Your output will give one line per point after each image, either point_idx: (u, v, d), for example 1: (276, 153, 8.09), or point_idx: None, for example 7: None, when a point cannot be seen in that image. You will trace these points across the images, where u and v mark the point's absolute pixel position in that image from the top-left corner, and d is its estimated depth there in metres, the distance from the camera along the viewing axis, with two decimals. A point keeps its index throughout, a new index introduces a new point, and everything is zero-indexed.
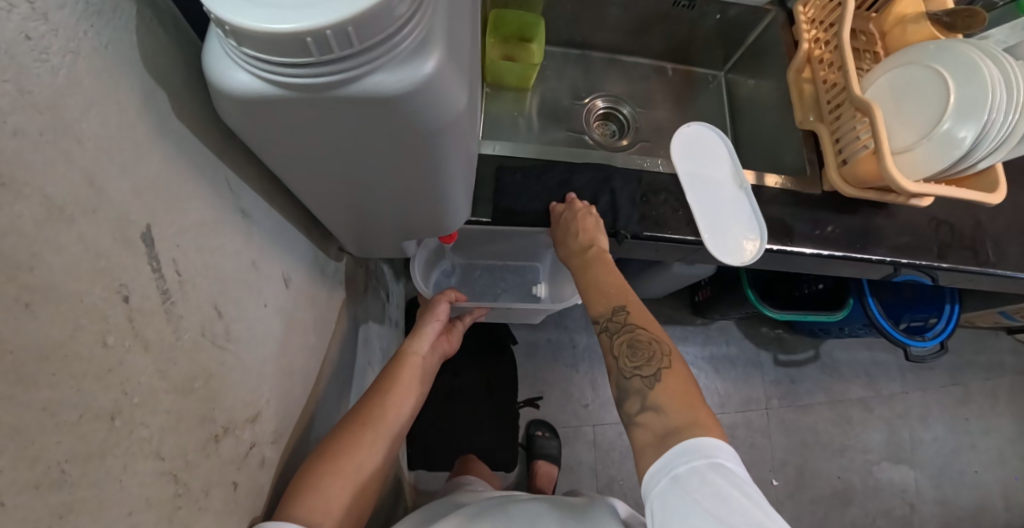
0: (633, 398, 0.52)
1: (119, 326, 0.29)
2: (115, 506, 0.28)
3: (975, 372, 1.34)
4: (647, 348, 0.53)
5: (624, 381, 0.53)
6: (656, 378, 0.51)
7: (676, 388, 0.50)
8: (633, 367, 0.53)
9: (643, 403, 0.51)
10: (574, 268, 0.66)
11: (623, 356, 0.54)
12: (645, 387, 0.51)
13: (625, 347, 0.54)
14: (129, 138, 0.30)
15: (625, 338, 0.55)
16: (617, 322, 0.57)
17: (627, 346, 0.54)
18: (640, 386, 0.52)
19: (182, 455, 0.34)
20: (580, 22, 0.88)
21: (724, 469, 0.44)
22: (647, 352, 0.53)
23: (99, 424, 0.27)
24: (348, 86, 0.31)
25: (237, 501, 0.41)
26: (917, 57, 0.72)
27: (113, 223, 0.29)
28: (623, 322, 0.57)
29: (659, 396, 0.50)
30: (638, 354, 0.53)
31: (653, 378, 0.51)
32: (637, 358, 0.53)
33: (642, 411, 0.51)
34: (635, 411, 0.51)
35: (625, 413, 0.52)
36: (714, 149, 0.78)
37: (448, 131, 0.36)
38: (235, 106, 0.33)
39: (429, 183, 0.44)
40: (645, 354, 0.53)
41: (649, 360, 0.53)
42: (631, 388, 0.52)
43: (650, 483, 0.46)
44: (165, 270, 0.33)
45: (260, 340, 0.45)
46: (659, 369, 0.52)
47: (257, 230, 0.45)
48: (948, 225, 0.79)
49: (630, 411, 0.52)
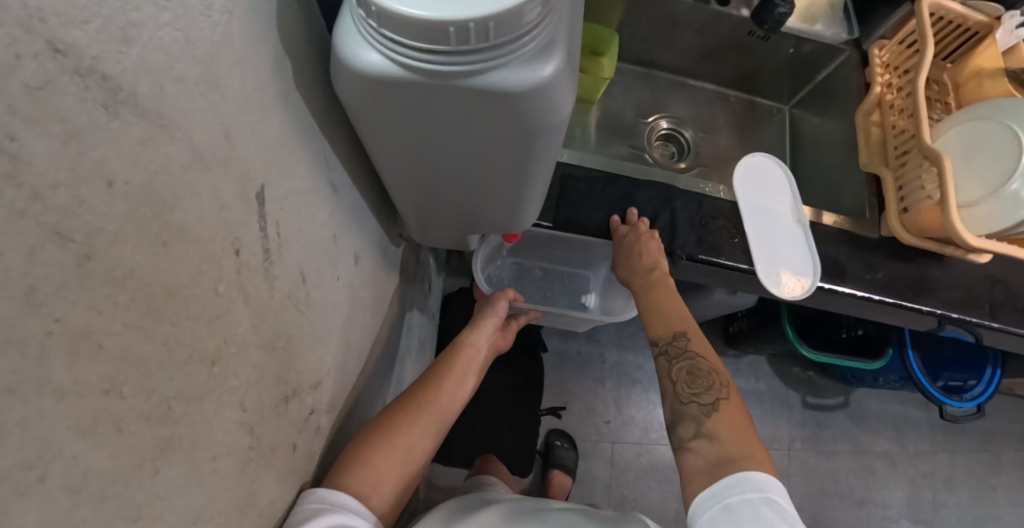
0: (688, 424, 0.54)
1: (230, 277, 0.30)
2: (203, 448, 0.29)
3: (1007, 441, 1.30)
4: (706, 378, 0.56)
5: (680, 405, 0.55)
6: (714, 407, 0.54)
7: (733, 420, 0.53)
8: (691, 393, 0.55)
9: (698, 430, 0.53)
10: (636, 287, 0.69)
11: (682, 382, 0.57)
12: (702, 414, 0.54)
13: (684, 374, 0.57)
14: (259, 100, 0.32)
15: (686, 364, 0.58)
16: (677, 348, 0.59)
17: (687, 372, 0.57)
18: (696, 413, 0.54)
19: (259, 409, 0.35)
20: (654, 42, 0.89)
21: (777, 505, 0.46)
22: (706, 382, 0.56)
23: (202, 367, 0.29)
24: (474, 78, 0.32)
25: (295, 463, 0.42)
26: (992, 113, 0.71)
27: (237, 177, 0.30)
28: (683, 348, 0.59)
29: (717, 426, 0.52)
30: (697, 383, 0.56)
31: (710, 407, 0.54)
32: (696, 385, 0.56)
33: (695, 437, 0.53)
34: (688, 436, 0.53)
35: (678, 436, 0.55)
36: (776, 180, 0.79)
37: (548, 133, 0.37)
38: (355, 82, 0.34)
39: (513, 183, 0.45)
40: (704, 384, 0.56)
41: (708, 388, 0.55)
42: (686, 413, 0.55)
43: (699, 509, 0.48)
44: (269, 230, 0.34)
45: (331, 310, 0.46)
46: (717, 398, 0.54)
47: (341, 205, 0.47)
48: (1004, 285, 0.78)
49: (682, 435, 0.54)
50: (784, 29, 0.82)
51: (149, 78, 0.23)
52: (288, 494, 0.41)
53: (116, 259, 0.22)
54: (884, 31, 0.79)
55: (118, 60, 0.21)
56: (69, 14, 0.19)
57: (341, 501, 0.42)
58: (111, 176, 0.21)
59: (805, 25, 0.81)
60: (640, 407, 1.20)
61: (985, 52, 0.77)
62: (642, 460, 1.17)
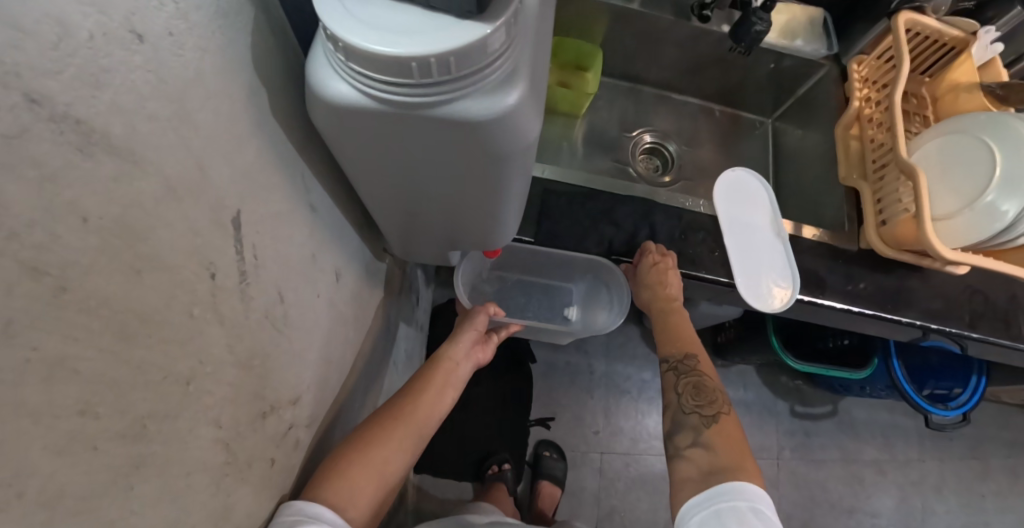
0: (687, 433, 0.63)
1: (204, 299, 0.32)
2: (178, 464, 0.31)
3: (996, 447, 1.31)
4: (710, 394, 0.65)
5: (682, 415, 0.65)
6: (713, 420, 0.63)
7: (729, 434, 0.61)
8: (695, 405, 0.65)
9: (695, 440, 0.62)
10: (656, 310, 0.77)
11: (688, 394, 0.66)
12: (701, 424, 0.63)
13: (691, 387, 0.66)
14: (233, 130, 0.33)
15: (693, 380, 0.67)
16: (686, 365, 0.69)
17: (693, 387, 0.66)
18: (697, 423, 0.63)
19: (235, 426, 0.36)
20: (636, 57, 0.91)
21: (762, 514, 0.53)
22: (709, 398, 0.65)
23: (176, 387, 0.30)
24: (439, 108, 0.34)
25: (273, 477, 0.43)
26: (967, 126, 0.73)
27: (211, 205, 0.32)
28: (693, 367, 0.69)
29: (713, 437, 0.61)
30: (702, 397, 0.65)
31: (710, 419, 0.63)
32: (699, 398, 0.65)
33: (691, 445, 0.62)
34: (685, 445, 0.62)
35: (675, 444, 0.63)
36: (755, 194, 0.80)
37: (517, 156, 0.38)
38: (328, 111, 0.36)
39: (487, 204, 0.47)
40: (707, 398, 0.65)
41: (710, 403, 0.64)
42: (687, 422, 0.64)
43: (691, 511, 0.56)
44: (245, 253, 0.36)
45: (309, 326, 0.48)
46: (717, 413, 0.64)
47: (320, 226, 0.48)
48: (982, 296, 0.79)
49: (680, 443, 0.63)
50: (763, 44, 0.84)
51: (120, 118, 0.25)
52: (265, 508, 0.42)
53: (91, 290, 0.23)
54: (862, 46, 0.81)
55: (91, 104, 0.23)
56: (43, 65, 0.21)
57: (318, 514, 0.44)
58: (85, 212, 0.23)
59: (785, 41, 0.83)
60: (629, 417, 1.21)
61: (961, 66, 0.78)
62: (632, 470, 1.18)
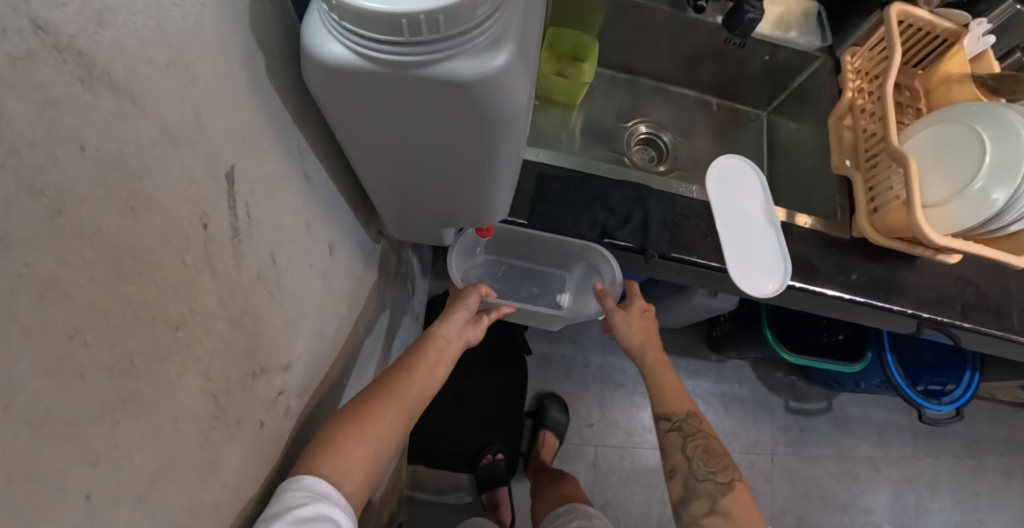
0: (702, 500, 0.66)
1: (197, 248, 0.33)
2: (166, 409, 0.31)
3: (990, 445, 1.31)
4: (720, 459, 0.68)
5: (695, 481, 0.67)
6: (728, 487, 0.66)
7: (744, 501, 0.65)
8: (708, 471, 0.67)
9: (710, 507, 0.65)
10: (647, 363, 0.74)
11: (699, 459, 0.68)
12: (717, 491, 0.66)
13: (702, 451, 0.68)
14: (230, 87, 0.34)
15: (701, 443, 0.69)
16: (692, 428, 0.70)
17: (704, 452, 0.68)
18: (713, 491, 0.66)
19: (225, 381, 0.37)
20: (633, 49, 0.92)
21: None
22: (720, 463, 0.68)
23: (166, 330, 0.30)
24: (428, 68, 0.35)
25: (261, 441, 0.44)
26: (959, 115, 0.73)
27: (206, 156, 0.33)
28: (698, 428, 0.70)
29: (730, 504, 0.64)
30: (714, 462, 0.68)
31: (725, 486, 0.66)
32: (711, 463, 0.68)
33: (708, 513, 0.64)
34: (702, 512, 0.65)
35: (691, 512, 0.66)
36: (748, 183, 0.81)
37: (506, 121, 0.39)
38: (322, 73, 0.37)
39: (478, 175, 0.48)
40: (718, 464, 0.68)
41: (722, 470, 0.67)
42: (703, 489, 0.66)
43: None
44: (238, 210, 0.37)
45: (303, 293, 0.49)
46: (729, 480, 0.67)
47: (315, 195, 0.49)
48: (974, 286, 0.80)
49: (696, 511, 0.65)
50: (758, 36, 0.85)
51: (121, 58, 0.25)
52: (253, 470, 0.43)
53: (86, 217, 0.24)
54: (855, 39, 0.82)
55: (94, 40, 0.24)
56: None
57: (325, 490, 0.45)
58: (83, 141, 0.24)
59: (779, 32, 0.84)
60: (623, 410, 1.22)
61: (953, 59, 0.79)
62: (626, 463, 1.18)
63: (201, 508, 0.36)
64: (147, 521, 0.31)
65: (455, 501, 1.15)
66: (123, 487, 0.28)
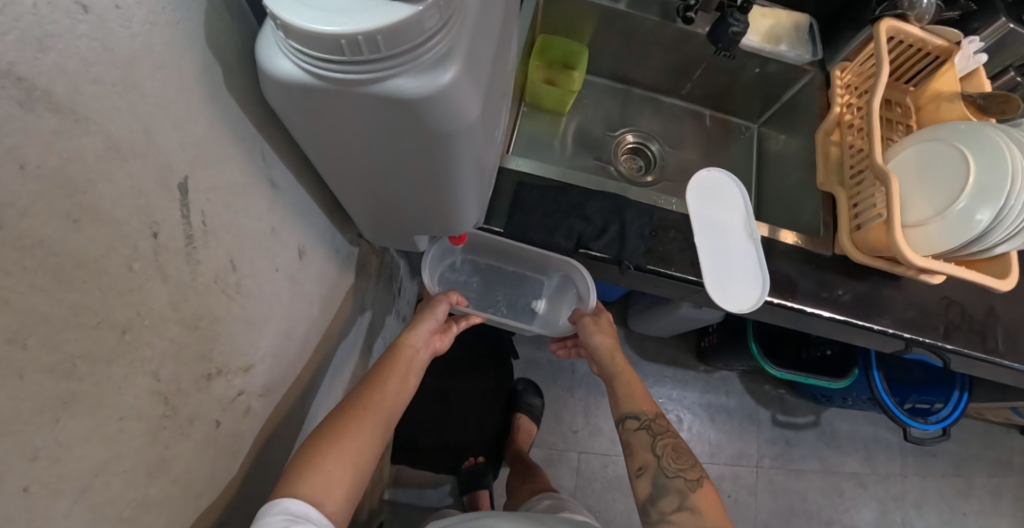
0: (672, 497, 0.64)
1: (146, 255, 0.34)
2: (111, 409, 0.32)
3: (980, 466, 1.29)
4: (689, 457, 0.67)
5: (665, 479, 0.65)
6: (698, 484, 0.64)
7: (711, 500, 0.63)
8: (678, 469, 0.66)
9: (680, 504, 0.63)
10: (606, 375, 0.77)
11: (668, 457, 0.67)
12: (687, 488, 0.64)
13: (671, 449, 0.68)
14: (184, 101, 0.36)
15: (670, 442, 0.68)
16: (661, 426, 0.70)
17: (673, 449, 0.67)
18: (683, 487, 0.64)
19: (176, 382, 0.38)
20: (623, 58, 0.92)
21: None
22: (688, 460, 0.67)
23: (112, 333, 0.32)
24: (376, 85, 0.36)
25: (217, 439, 0.45)
26: (945, 134, 0.72)
27: (156, 167, 0.34)
28: (666, 427, 0.70)
29: (699, 501, 0.63)
30: (684, 460, 0.67)
31: (695, 484, 0.64)
32: (680, 461, 0.67)
33: (677, 509, 0.62)
34: (671, 509, 0.63)
35: (660, 509, 0.64)
36: (730, 195, 0.81)
37: (459, 135, 0.40)
38: (277, 87, 0.38)
39: (440, 186, 0.48)
40: (687, 461, 0.67)
41: (691, 467, 0.66)
42: (673, 486, 0.64)
43: None
44: (193, 218, 0.38)
45: (265, 296, 0.50)
46: (698, 478, 0.65)
47: (282, 202, 0.51)
48: (958, 307, 0.79)
49: (664, 508, 0.63)
50: (747, 48, 0.84)
51: (65, 79, 0.27)
52: (208, 466, 0.44)
53: (26, 230, 0.26)
54: (846, 54, 0.81)
55: (34, 64, 0.25)
56: None
57: (304, 512, 0.47)
58: (23, 159, 0.25)
59: (769, 45, 0.84)
60: (608, 417, 1.22)
61: (943, 77, 0.78)
62: (610, 470, 1.19)
63: (147, 503, 0.37)
64: (89, 514, 0.32)
65: (437, 500, 1.18)
66: (62, 483, 0.30)
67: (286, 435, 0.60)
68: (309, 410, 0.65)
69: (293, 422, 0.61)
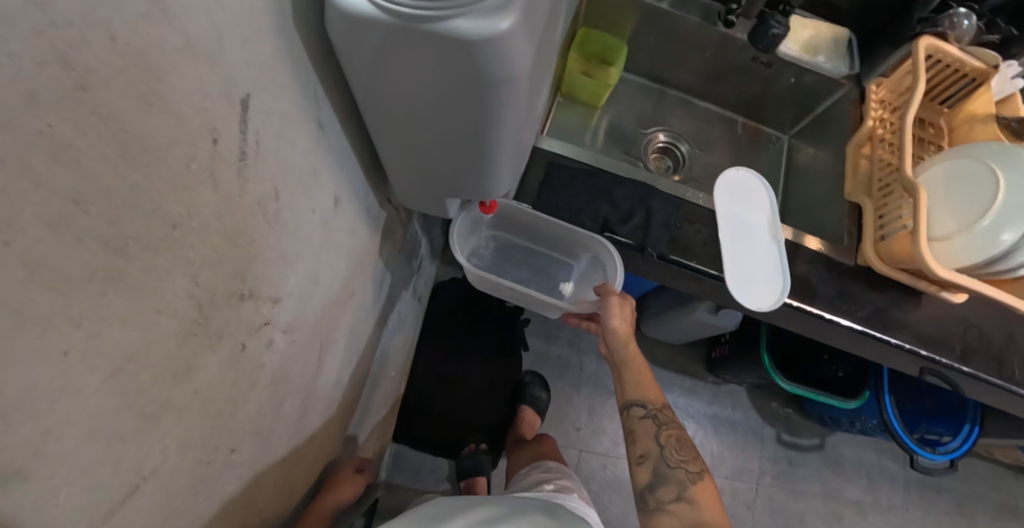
0: (671, 487, 0.64)
1: (203, 159, 0.35)
2: (152, 299, 0.34)
3: (984, 507, 1.27)
4: (692, 450, 0.67)
5: (666, 469, 0.66)
6: (697, 477, 0.65)
7: (708, 492, 0.64)
8: (679, 460, 0.66)
9: (678, 494, 0.64)
10: (616, 362, 0.77)
11: (671, 447, 0.67)
12: (686, 479, 0.65)
13: (674, 441, 0.68)
14: (256, 21, 0.37)
15: (673, 432, 0.69)
16: (666, 416, 0.70)
17: (677, 440, 0.68)
18: (682, 478, 0.65)
19: (211, 293, 0.40)
20: (661, 58, 0.94)
21: None
22: (691, 453, 0.67)
23: (163, 226, 0.33)
24: (437, 24, 0.37)
25: (239, 364, 0.46)
26: (978, 153, 0.73)
27: (223, 78, 0.36)
28: (670, 418, 0.70)
29: (697, 493, 0.64)
30: (686, 452, 0.67)
31: (695, 476, 0.65)
32: (683, 453, 0.67)
33: (675, 500, 0.64)
34: (669, 499, 0.64)
35: (658, 497, 0.65)
36: (757, 197, 0.82)
37: (508, 85, 0.41)
38: (341, 21, 0.40)
39: (480, 142, 0.50)
40: (690, 454, 0.67)
41: (693, 459, 0.66)
42: (673, 476, 0.65)
43: None
44: (248, 136, 0.40)
45: (300, 234, 0.52)
46: (698, 470, 0.66)
47: (326, 145, 0.52)
48: (977, 330, 0.78)
49: (663, 497, 0.64)
50: (785, 56, 0.86)
51: None
52: (229, 389, 0.46)
53: (105, 99, 0.27)
54: (883, 69, 0.82)
55: None
56: None
57: None
58: (114, 33, 0.26)
59: (807, 55, 0.85)
60: (611, 418, 1.22)
61: (979, 98, 0.78)
62: (608, 471, 1.19)
63: (170, 405, 0.38)
64: (116, 398, 0.33)
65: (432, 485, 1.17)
66: (97, 360, 0.30)
67: (301, 382, 0.61)
68: (324, 364, 0.67)
69: (310, 370, 0.62)
